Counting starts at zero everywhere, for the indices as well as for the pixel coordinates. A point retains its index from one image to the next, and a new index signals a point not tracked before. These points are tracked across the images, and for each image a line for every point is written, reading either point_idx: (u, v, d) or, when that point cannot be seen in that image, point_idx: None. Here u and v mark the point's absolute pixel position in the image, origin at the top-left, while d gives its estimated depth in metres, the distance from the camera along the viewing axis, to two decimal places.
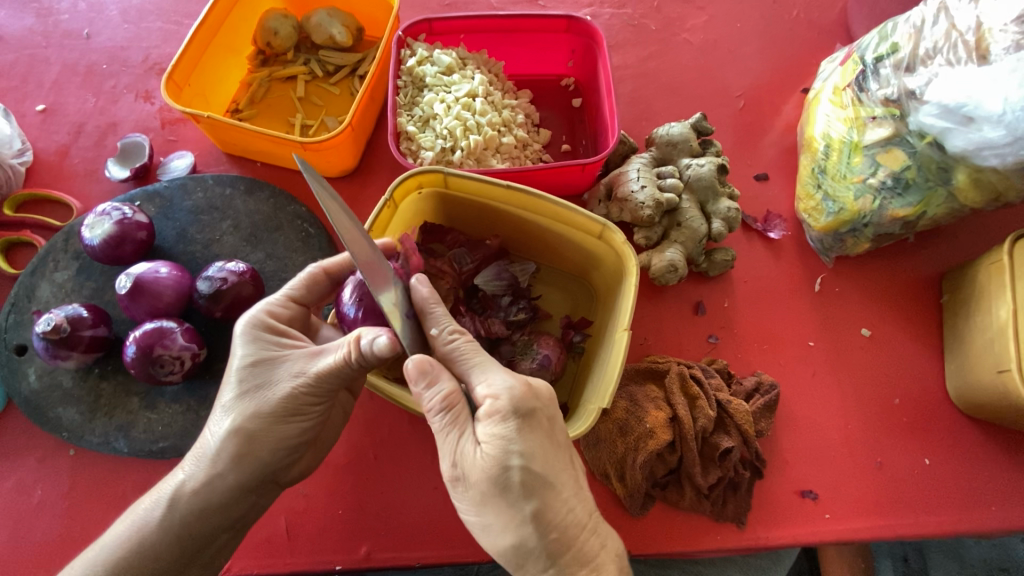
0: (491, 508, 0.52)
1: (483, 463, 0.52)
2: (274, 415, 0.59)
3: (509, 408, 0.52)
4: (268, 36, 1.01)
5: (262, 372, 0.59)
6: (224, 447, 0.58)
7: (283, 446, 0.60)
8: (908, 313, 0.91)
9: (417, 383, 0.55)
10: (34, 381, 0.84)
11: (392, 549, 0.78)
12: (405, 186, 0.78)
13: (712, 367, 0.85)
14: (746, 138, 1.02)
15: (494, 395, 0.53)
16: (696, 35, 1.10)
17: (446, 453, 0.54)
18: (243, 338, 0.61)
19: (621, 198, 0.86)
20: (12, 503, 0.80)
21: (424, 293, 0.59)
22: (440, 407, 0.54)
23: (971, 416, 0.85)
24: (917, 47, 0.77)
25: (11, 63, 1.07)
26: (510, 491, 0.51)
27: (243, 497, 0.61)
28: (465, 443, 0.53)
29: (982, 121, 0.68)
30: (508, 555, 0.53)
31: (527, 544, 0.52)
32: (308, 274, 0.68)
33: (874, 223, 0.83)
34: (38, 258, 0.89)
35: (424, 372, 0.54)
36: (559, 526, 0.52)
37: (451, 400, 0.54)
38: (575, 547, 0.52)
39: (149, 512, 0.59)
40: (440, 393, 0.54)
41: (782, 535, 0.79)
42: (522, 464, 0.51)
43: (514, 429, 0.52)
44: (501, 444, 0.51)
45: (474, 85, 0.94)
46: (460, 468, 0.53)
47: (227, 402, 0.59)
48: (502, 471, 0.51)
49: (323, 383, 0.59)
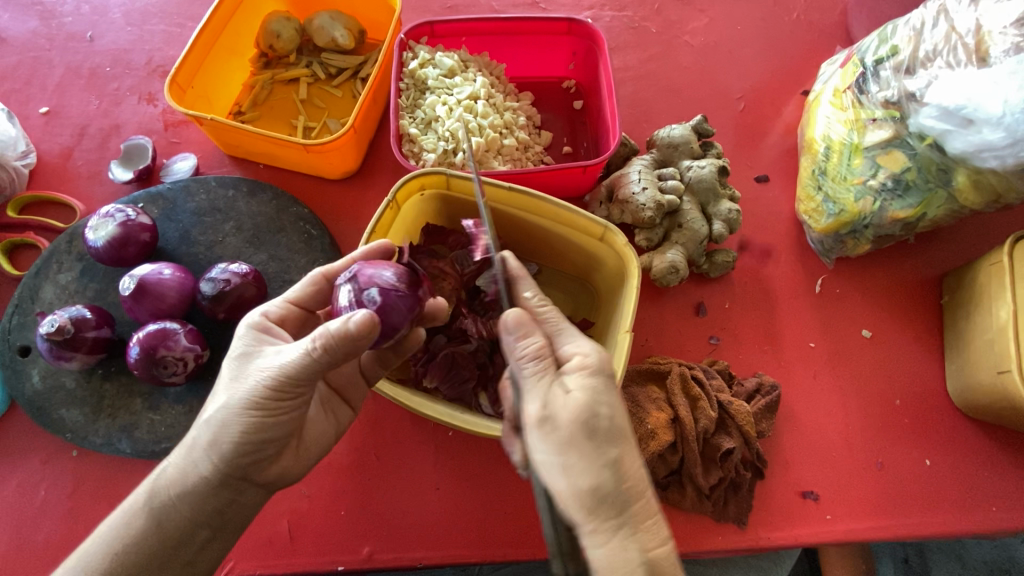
0: (576, 450, 0.50)
1: (575, 405, 0.51)
2: (239, 408, 0.57)
3: (600, 365, 0.54)
4: (270, 39, 1.02)
5: (238, 365, 0.60)
6: (198, 438, 0.59)
7: (249, 441, 0.59)
8: (908, 314, 0.91)
9: (511, 332, 0.56)
10: (38, 382, 0.84)
11: (395, 550, 0.78)
12: (408, 188, 0.79)
13: (713, 368, 0.86)
14: (746, 140, 1.02)
15: (584, 352, 0.55)
16: (697, 37, 1.10)
17: (535, 394, 0.53)
18: (236, 332, 0.63)
19: (622, 200, 0.86)
20: (15, 504, 0.80)
21: (514, 264, 0.64)
22: (532, 355, 0.55)
23: (971, 417, 0.85)
24: (916, 50, 0.77)
25: (15, 66, 1.07)
26: (598, 435, 0.51)
27: (214, 494, 0.60)
28: (555, 389, 0.53)
29: (982, 123, 0.68)
30: (578, 503, 0.50)
31: (604, 489, 0.50)
32: (310, 279, 0.68)
33: (875, 224, 0.83)
34: (42, 259, 0.89)
35: (520, 324, 0.56)
36: (634, 479, 0.52)
37: (543, 351, 0.55)
38: (643, 501, 0.52)
39: (130, 500, 0.60)
40: (534, 343, 0.56)
41: (783, 536, 0.79)
42: (609, 413, 0.51)
43: (601, 383, 0.53)
44: (593, 392, 0.52)
45: (476, 87, 0.95)
46: (548, 410, 0.52)
47: (210, 394, 0.60)
48: (593, 417, 0.51)
49: (288, 378, 0.57)
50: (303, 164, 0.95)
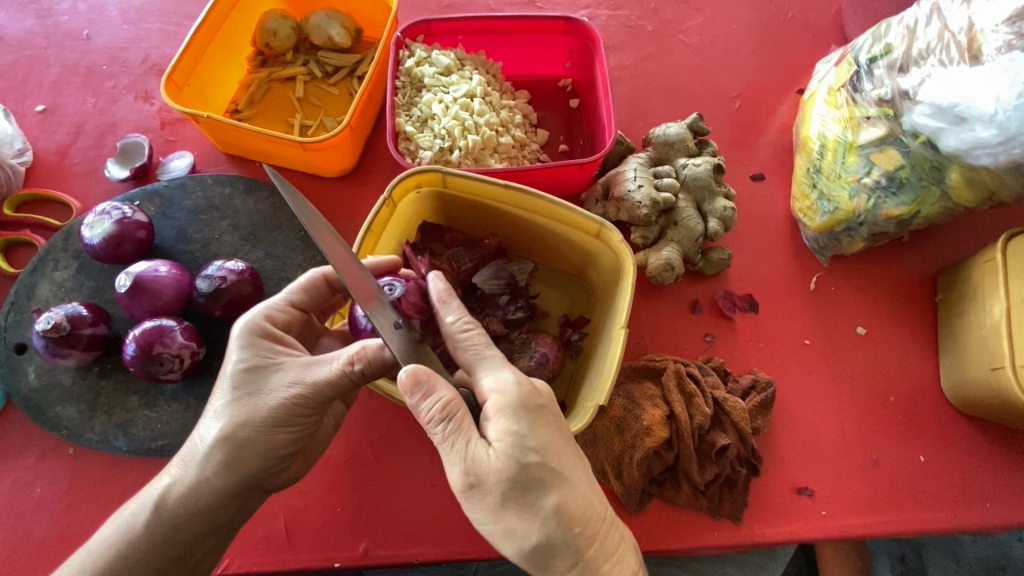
0: (511, 511, 0.51)
1: (499, 462, 0.51)
2: (267, 424, 0.59)
3: (516, 401, 0.53)
4: (267, 37, 1.02)
5: (255, 378, 0.60)
6: (213, 455, 0.58)
7: (273, 455, 0.61)
8: (903, 311, 0.91)
9: (411, 394, 0.53)
10: (33, 379, 0.84)
11: (391, 547, 0.78)
12: (405, 185, 0.79)
13: (709, 365, 0.86)
14: (742, 138, 1.03)
15: (501, 390, 0.53)
16: (693, 36, 1.11)
17: (454, 462, 0.52)
18: (237, 342, 0.61)
19: (618, 197, 0.86)
20: (11, 501, 0.80)
21: (440, 286, 0.61)
22: (440, 416, 0.52)
23: (965, 413, 0.86)
24: (910, 48, 0.78)
25: (11, 64, 1.07)
26: (529, 488, 0.51)
27: (231, 505, 0.61)
28: (475, 447, 0.52)
29: (975, 120, 0.68)
30: (531, 558, 0.52)
31: (553, 542, 0.51)
32: (309, 279, 0.68)
33: (869, 222, 0.84)
34: (37, 257, 0.89)
35: (418, 381, 0.52)
36: (581, 520, 0.52)
37: (450, 407, 0.53)
38: (598, 539, 0.53)
39: (135, 515, 0.59)
40: (439, 399, 0.53)
41: (778, 531, 0.80)
42: (539, 458, 0.51)
43: (524, 425, 0.52)
44: (515, 443, 0.51)
45: (472, 86, 0.95)
46: (472, 474, 0.51)
47: (218, 410, 0.59)
48: (519, 468, 0.51)
49: (317, 393, 0.60)
50: (300, 162, 0.95)
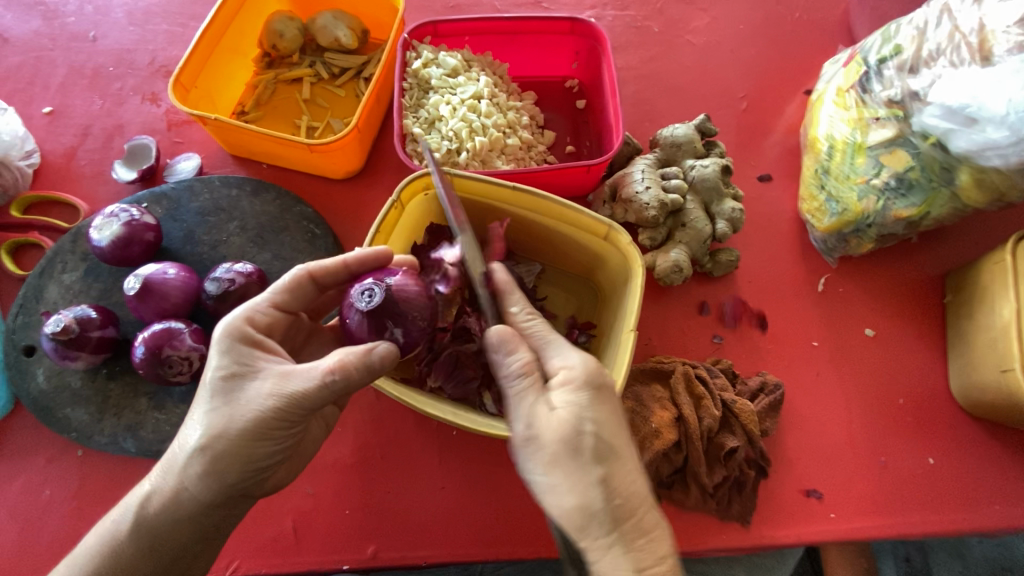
0: (560, 471, 0.52)
1: (558, 423, 0.53)
2: (243, 436, 0.58)
3: (580, 376, 0.55)
4: (273, 39, 1.02)
5: (232, 387, 0.59)
6: (192, 464, 0.58)
7: (252, 466, 0.60)
8: (911, 313, 0.91)
9: (498, 350, 0.59)
10: (43, 381, 0.84)
11: (399, 549, 0.78)
12: (412, 188, 0.79)
13: (717, 367, 0.86)
14: (749, 139, 1.03)
15: (569, 366, 0.56)
16: (699, 37, 1.10)
17: (520, 415, 0.55)
18: (218, 347, 0.60)
19: (626, 198, 0.86)
20: (20, 503, 0.80)
21: (503, 277, 0.66)
22: (517, 372, 0.57)
23: (973, 415, 0.85)
24: (920, 49, 0.77)
25: (18, 66, 1.07)
26: (580, 453, 0.52)
27: (213, 513, 0.61)
28: (540, 406, 0.55)
29: (986, 122, 0.68)
30: (571, 521, 0.52)
31: (593, 507, 0.51)
32: (293, 277, 0.67)
33: (878, 223, 0.83)
34: (46, 259, 0.89)
35: (504, 341, 0.58)
36: (624, 494, 0.52)
37: (528, 367, 0.57)
38: (637, 515, 0.52)
39: (119, 523, 0.60)
40: (519, 360, 0.58)
41: (787, 534, 0.79)
42: (594, 428, 0.53)
43: (587, 397, 0.55)
44: (576, 407, 0.54)
45: (479, 87, 0.95)
46: (533, 429, 0.54)
47: (195, 418, 0.59)
48: (575, 433, 0.52)
49: (294, 406, 0.59)
50: (307, 164, 0.95)
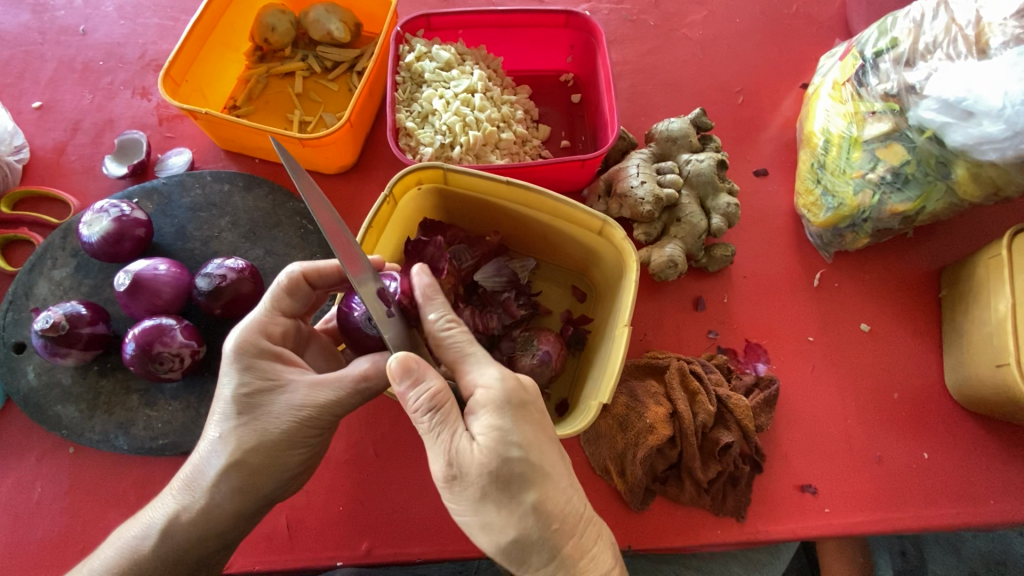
0: (491, 505, 0.52)
1: (482, 455, 0.51)
2: (278, 448, 0.59)
3: (503, 397, 0.53)
4: (266, 32, 1.00)
5: (259, 402, 0.58)
6: (225, 481, 0.58)
7: (283, 475, 0.61)
8: (906, 307, 0.91)
9: (400, 382, 0.53)
10: (33, 378, 0.83)
11: (393, 546, 0.78)
12: (405, 182, 0.78)
13: (712, 362, 0.86)
14: (745, 133, 1.02)
15: (488, 386, 0.54)
16: (696, 30, 1.09)
17: (437, 453, 0.52)
18: (235, 365, 0.58)
19: (621, 193, 0.86)
20: (12, 501, 0.80)
21: (424, 284, 0.60)
22: (427, 406, 0.52)
23: (967, 409, 0.85)
24: (916, 42, 0.77)
25: (7, 60, 1.06)
26: (511, 483, 0.52)
27: (242, 523, 0.62)
28: (460, 441, 0.52)
29: (982, 116, 0.68)
30: (508, 552, 0.53)
31: (532, 539, 0.52)
32: (288, 280, 0.63)
33: (874, 218, 0.83)
34: (36, 255, 0.89)
35: (408, 370, 0.52)
36: (559, 516, 0.53)
37: (439, 398, 0.53)
38: (576, 536, 0.54)
39: (142, 538, 0.60)
40: (427, 391, 0.53)
41: (781, 529, 0.79)
42: (521, 454, 0.52)
43: (508, 421, 0.53)
44: (498, 436, 0.52)
45: (474, 80, 0.94)
46: (454, 467, 0.52)
47: (221, 438, 0.58)
48: (503, 464, 0.51)
49: (326, 413, 0.60)
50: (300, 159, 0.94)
